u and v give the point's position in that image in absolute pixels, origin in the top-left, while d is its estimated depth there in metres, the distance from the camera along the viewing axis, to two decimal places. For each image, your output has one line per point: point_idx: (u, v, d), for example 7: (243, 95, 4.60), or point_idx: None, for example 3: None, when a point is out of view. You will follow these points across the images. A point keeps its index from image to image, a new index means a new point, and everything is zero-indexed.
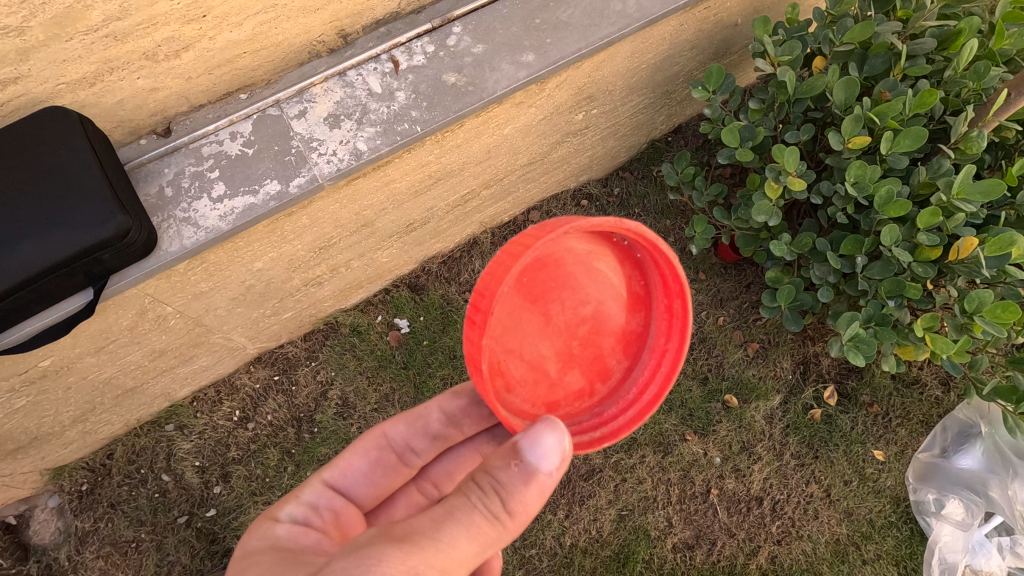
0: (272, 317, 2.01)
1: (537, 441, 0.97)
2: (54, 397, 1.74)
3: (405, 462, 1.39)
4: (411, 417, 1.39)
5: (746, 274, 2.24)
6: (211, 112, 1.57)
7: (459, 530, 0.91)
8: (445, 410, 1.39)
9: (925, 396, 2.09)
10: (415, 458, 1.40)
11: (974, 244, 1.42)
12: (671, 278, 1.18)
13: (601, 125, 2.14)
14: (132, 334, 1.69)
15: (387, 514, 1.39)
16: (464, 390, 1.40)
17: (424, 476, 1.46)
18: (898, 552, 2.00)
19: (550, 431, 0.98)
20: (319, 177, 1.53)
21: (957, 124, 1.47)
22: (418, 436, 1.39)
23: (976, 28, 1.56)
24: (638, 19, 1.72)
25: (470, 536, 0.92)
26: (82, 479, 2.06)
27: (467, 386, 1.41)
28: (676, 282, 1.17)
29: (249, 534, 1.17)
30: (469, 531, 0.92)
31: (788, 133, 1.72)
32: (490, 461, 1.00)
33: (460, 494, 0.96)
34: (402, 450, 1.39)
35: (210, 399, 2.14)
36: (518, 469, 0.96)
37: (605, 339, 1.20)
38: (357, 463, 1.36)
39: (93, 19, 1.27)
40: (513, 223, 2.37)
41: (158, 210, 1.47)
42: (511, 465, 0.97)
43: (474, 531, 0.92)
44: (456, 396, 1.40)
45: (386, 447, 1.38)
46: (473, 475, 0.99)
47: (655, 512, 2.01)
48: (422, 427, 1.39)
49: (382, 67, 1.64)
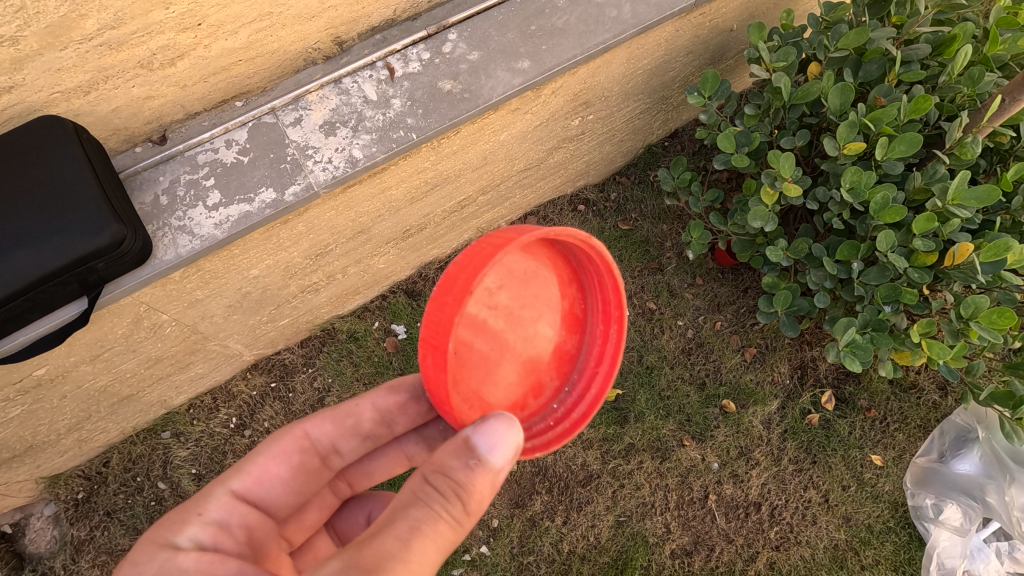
0: (269, 323, 2.01)
1: (491, 436, 1.00)
2: (49, 405, 1.73)
3: (328, 464, 1.31)
4: (338, 416, 1.31)
5: (743, 279, 2.25)
6: (206, 119, 1.57)
7: (426, 543, 0.91)
8: (378, 407, 1.33)
9: (922, 401, 2.10)
10: (338, 460, 1.32)
11: (970, 249, 1.42)
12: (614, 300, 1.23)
13: (597, 131, 2.14)
14: (128, 342, 1.68)
15: (298, 517, 1.33)
16: (402, 387, 1.34)
17: (340, 475, 1.41)
18: (896, 557, 1.98)
19: (504, 427, 1.01)
20: (315, 185, 1.53)
21: (952, 130, 1.47)
22: (346, 437, 1.32)
23: (970, 34, 1.57)
24: (633, 25, 1.73)
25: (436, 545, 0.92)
26: (78, 487, 2.05)
27: (405, 382, 1.35)
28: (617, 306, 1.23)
29: (137, 559, 1.00)
30: (435, 540, 0.92)
31: (783, 138, 1.72)
32: (442, 460, 1.00)
33: (420, 503, 0.95)
34: (327, 452, 1.30)
35: (207, 406, 2.14)
36: (474, 465, 0.99)
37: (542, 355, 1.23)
38: (273, 469, 1.24)
39: (87, 28, 1.27)
40: (511, 228, 2.37)
41: (153, 219, 1.46)
42: (462, 464, 1.00)
43: (439, 539, 0.93)
44: (392, 392, 1.33)
45: (309, 449, 1.28)
46: (426, 479, 0.98)
47: (653, 518, 2.01)
48: (352, 426, 1.32)
49: (378, 74, 1.64)
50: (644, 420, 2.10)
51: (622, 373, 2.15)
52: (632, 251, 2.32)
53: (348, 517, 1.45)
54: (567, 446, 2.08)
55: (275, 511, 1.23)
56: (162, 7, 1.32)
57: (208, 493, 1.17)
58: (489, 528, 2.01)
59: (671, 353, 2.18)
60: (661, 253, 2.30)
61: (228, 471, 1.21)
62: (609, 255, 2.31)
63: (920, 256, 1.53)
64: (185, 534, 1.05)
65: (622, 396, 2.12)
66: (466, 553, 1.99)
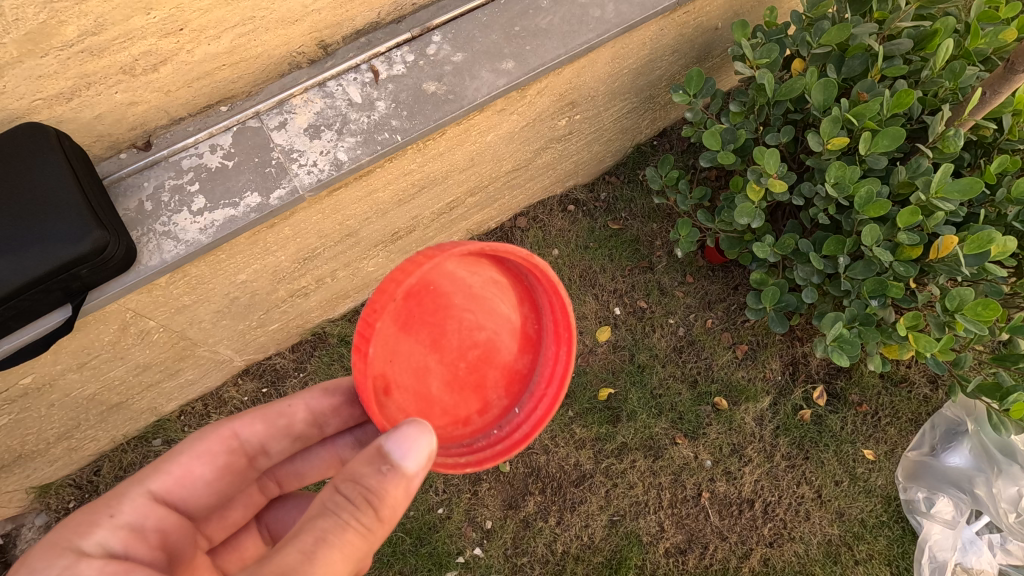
0: (259, 328, 2.00)
1: (404, 442, 1.02)
2: (36, 414, 1.72)
3: (254, 465, 1.34)
4: (269, 416, 1.34)
5: (733, 276, 2.25)
6: (191, 124, 1.57)
7: (331, 552, 0.92)
8: (311, 409, 1.37)
9: (914, 395, 2.10)
10: (263, 459, 1.36)
11: (954, 242, 1.42)
12: (562, 322, 1.27)
13: (585, 131, 2.15)
14: (115, 349, 1.67)
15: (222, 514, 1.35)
16: (336, 390, 1.39)
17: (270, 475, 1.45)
18: (890, 551, 1.98)
19: (417, 433, 1.03)
20: (300, 189, 1.53)
21: (934, 124, 1.48)
22: (277, 437, 1.35)
23: (952, 28, 1.57)
24: (617, 24, 1.73)
25: (345, 555, 0.94)
26: (69, 496, 2.04)
27: (340, 386, 1.40)
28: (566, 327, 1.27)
29: (38, 561, 1.00)
30: (343, 551, 0.94)
31: (768, 135, 1.72)
32: (355, 468, 1.02)
33: (329, 513, 0.96)
34: (254, 452, 1.33)
35: (199, 412, 2.13)
36: (386, 472, 1.01)
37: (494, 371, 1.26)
38: (196, 468, 1.26)
39: (67, 35, 1.27)
40: (501, 229, 2.37)
41: (138, 225, 1.46)
42: (377, 469, 1.01)
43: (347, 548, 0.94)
44: (327, 395, 1.38)
45: (237, 449, 1.30)
46: (337, 487, 1.00)
47: (646, 517, 2.00)
48: (284, 427, 1.36)
49: (362, 77, 1.64)
50: (637, 419, 2.10)
51: (614, 372, 2.16)
52: (622, 250, 2.32)
53: (283, 513, 1.48)
54: (559, 446, 2.08)
55: (191, 511, 1.25)
56: (144, 12, 1.32)
57: (123, 492, 1.18)
58: (483, 530, 2.01)
59: (662, 352, 2.18)
60: (651, 252, 2.31)
61: (145, 471, 1.22)
62: (599, 255, 2.32)
63: (905, 249, 1.54)
64: (93, 538, 1.06)
65: (614, 395, 2.13)
66: (460, 555, 1.99)
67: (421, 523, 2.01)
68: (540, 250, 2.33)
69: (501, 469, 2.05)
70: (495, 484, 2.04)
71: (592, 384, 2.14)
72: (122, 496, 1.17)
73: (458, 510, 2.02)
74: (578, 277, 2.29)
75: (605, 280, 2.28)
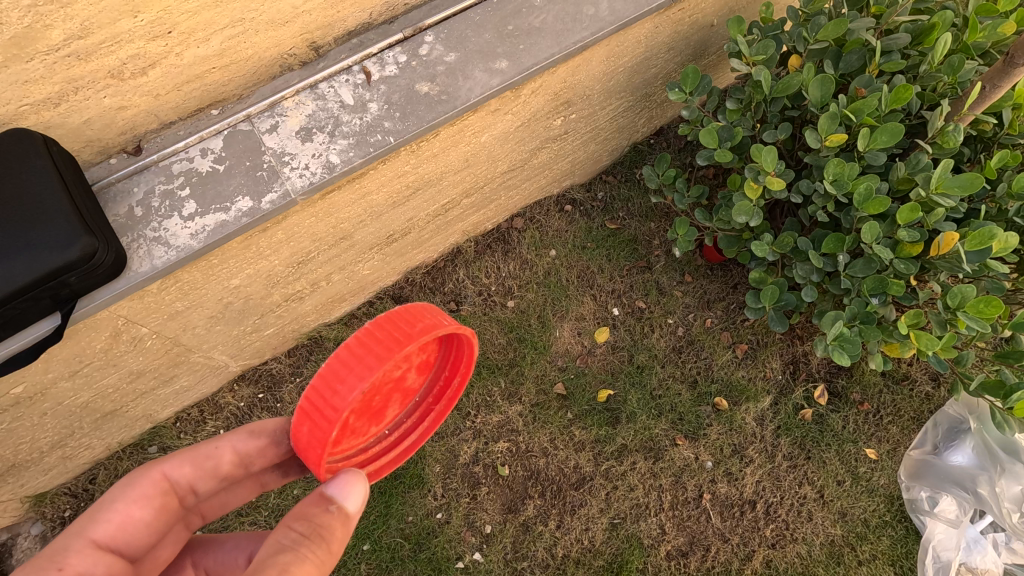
0: (254, 333, 1.99)
1: (347, 484, 1.09)
2: (29, 423, 1.70)
3: (184, 503, 1.29)
4: (197, 458, 1.30)
5: (732, 275, 2.24)
6: (181, 128, 1.55)
7: None
8: (238, 450, 1.32)
9: (916, 392, 2.08)
10: (195, 498, 1.32)
11: (955, 239, 1.40)
12: (465, 360, 1.39)
13: (581, 130, 2.13)
14: (107, 356, 1.65)
15: (154, 556, 1.25)
16: (262, 430, 1.35)
17: (195, 511, 1.35)
18: (894, 551, 1.95)
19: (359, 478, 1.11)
20: (292, 192, 1.51)
21: (933, 119, 1.46)
22: (205, 477, 1.31)
23: (950, 22, 1.55)
24: (611, 22, 1.71)
25: None
26: (64, 505, 2.02)
27: (266, 426, 1.36)
28: (467, 364, 1.40)
29: None
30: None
31: (765, 133, 1.70)
32: (303, 510, 1.05)
33: (286, 548, 0.97)
34: (183, 491, 1.29)
35: (195, 419, 2.11)
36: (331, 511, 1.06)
37: (398, 397, 1.34)
38: (135, 513, 1.20)
39: (53, 39, 1.25)
40: (497, 230, 2.35)
41: (128, 230, 1.44)
42: (320, 509, 1.06)
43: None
44: (254, 436, 1.33)
45: (168, 490, 1.26)
46: (291, 527, 1.02)
47: (647, 520, 1.98)
48: (210, 467, 1.31)
49: (354, 79, 1.62)
50: (637, 420, 2.08)
51: (613, 373, 2.15)
52: (620, 250, 2.30)
53: (223, 555, 1.35)
54: (558, 449, 2.06)
55: (132, 555, 1.19)
56: (131, 15, 1.30)
57: (65, 547, 1.12)
58: (482, 535, 1.98)
59: (662, 352, 2.17)
60: (649, 251, 2.29)
61: (80, 522, 1.15)
62: (597, 254, 2.30)
63: (905, 246, 1.52)
64: None
65: (613, 396, 2.11)
66: (459, 560, 1.97)
67: (420, 528, 1.99)
68: (537, 251, 2.31)
69: (500, 473, 2.03)
70: (494, 488, 2.02)
71: (591, 385, 2.13)
72: (66, 550, 1.12)
73: (457, 515, 2.00)
74: (576, 278, 2.27)
75: (603, 281, 2.26)
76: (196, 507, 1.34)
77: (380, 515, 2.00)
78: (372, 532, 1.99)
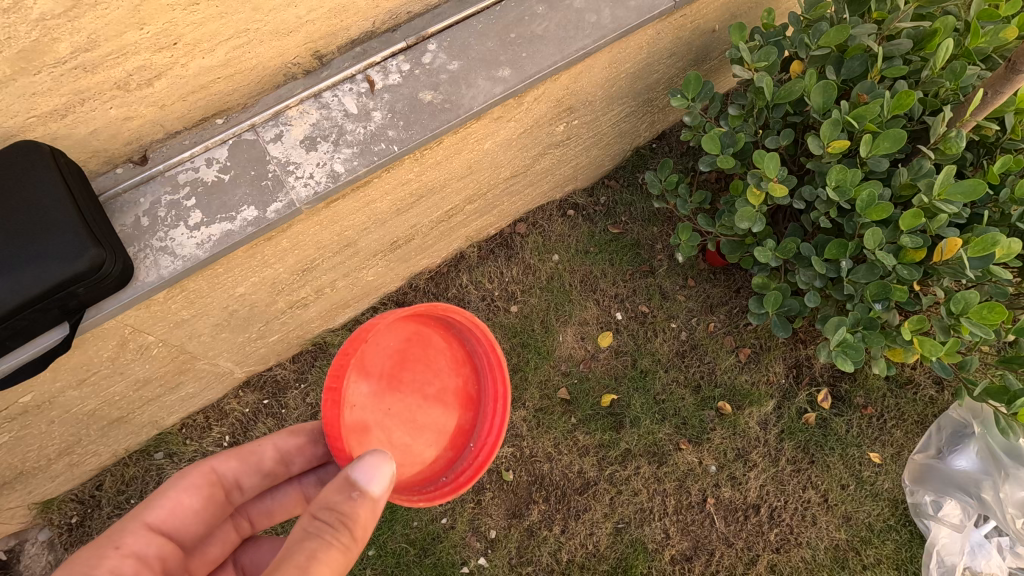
0: (259, 340, 2.00)
1: (369, 466, 1.08)
2: (37, 431, 1.71)
3: (230, 499, 1.35)
4: (242, 454, 1.38)
5: (735, 279, 2.25)
6: (187, 138, 1.57)
7: (323, 567, 0.95)
8: (280, 447, 1.42)
9: (919, 396, 2.08)
10: (239, 495, 1.37)
11: (958, 244, 1.41)
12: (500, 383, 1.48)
13: (583, 136, 2.14)
14: (114, 365, 1.66)
15: (201, 551, 1.31)
16: (300, 429, 1.45)
17: (242, 513, 1.42)
18: (898, 555, 1.95)
19: (382, 459, 1.08)
20: (296, 202, 1.52)
21: (935, 125, 1.47)
22: (250, 473, 1.39)
23: (952, 28, 1.55)
24: (613, 29, 1.72)
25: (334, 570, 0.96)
26: (71, 511, 2.03)
27: (304, 425, 1.45)
28: (502, 386, 1.48)
29: None
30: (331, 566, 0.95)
31: (768, 138, 1.70)
32: (326, 496, 1.05)
33: (311, 535, 0.99)
34: (230, 486, 1.35)
35: (200, 425, 2.12)
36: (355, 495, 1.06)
37: (442, 432, 1.42)
38: (185, 500, 1.26)
39: (60, 52, 1.26)
40: (500, 235, 2.36)
41: (135, 241, 1.45)
42: (342, 494, 1.05)
43: (335, 563, 0.96)
44: (292, 434, 1.43)
45: (216, 483, 1.32)
46: (315, 514, 1.02)
47: (651, 524, 1.99)
48: (254, 463, 1.39)
49: (358, 87, 1.63)
50: (640, 425, 2.09)
51: (616, 378, 2.15)
52: (623, 254, 2.31)
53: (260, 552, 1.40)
54: (562, 454, 2.07)
55: (181, 542, 1.24)
56: (137, 28, 1.31)
57: (122, 529, 1.17)
58: (487, 540, 1.99)
59: (665, 356, 2.17)
60: (651, 256, 2.30)
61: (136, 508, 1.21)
62: (600, 259, 2.30)
63: (908, 252, 1.52)
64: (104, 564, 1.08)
65: (617, 401, 2.12)
66: (464, 565, 1.97)
67: (425, 533, 2.00)
68: (540, 255, 2.32)
69: (504, 478, 2.04)
70: (498, 493, 2.03)
71: (595, 390, 2.14)
72: (123, 532, 1.17)
73: (462, 520, 2.01)
74: (578, 283, 2.27)
75: (606, 285, 2.27)
76: (241, 509, 1.41)
77: (385, 520, 2.01)
78: (377, 538, 2.00)
